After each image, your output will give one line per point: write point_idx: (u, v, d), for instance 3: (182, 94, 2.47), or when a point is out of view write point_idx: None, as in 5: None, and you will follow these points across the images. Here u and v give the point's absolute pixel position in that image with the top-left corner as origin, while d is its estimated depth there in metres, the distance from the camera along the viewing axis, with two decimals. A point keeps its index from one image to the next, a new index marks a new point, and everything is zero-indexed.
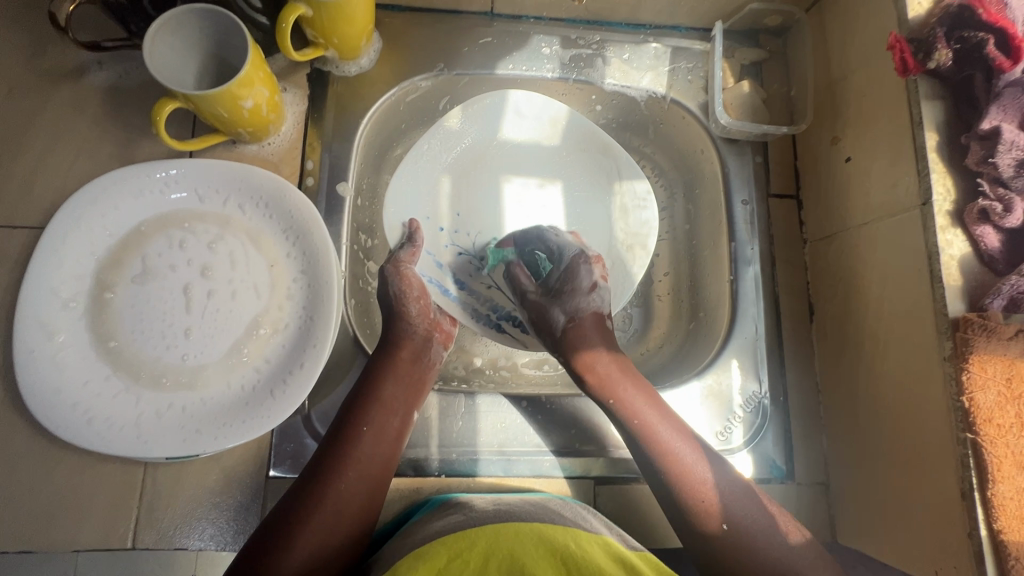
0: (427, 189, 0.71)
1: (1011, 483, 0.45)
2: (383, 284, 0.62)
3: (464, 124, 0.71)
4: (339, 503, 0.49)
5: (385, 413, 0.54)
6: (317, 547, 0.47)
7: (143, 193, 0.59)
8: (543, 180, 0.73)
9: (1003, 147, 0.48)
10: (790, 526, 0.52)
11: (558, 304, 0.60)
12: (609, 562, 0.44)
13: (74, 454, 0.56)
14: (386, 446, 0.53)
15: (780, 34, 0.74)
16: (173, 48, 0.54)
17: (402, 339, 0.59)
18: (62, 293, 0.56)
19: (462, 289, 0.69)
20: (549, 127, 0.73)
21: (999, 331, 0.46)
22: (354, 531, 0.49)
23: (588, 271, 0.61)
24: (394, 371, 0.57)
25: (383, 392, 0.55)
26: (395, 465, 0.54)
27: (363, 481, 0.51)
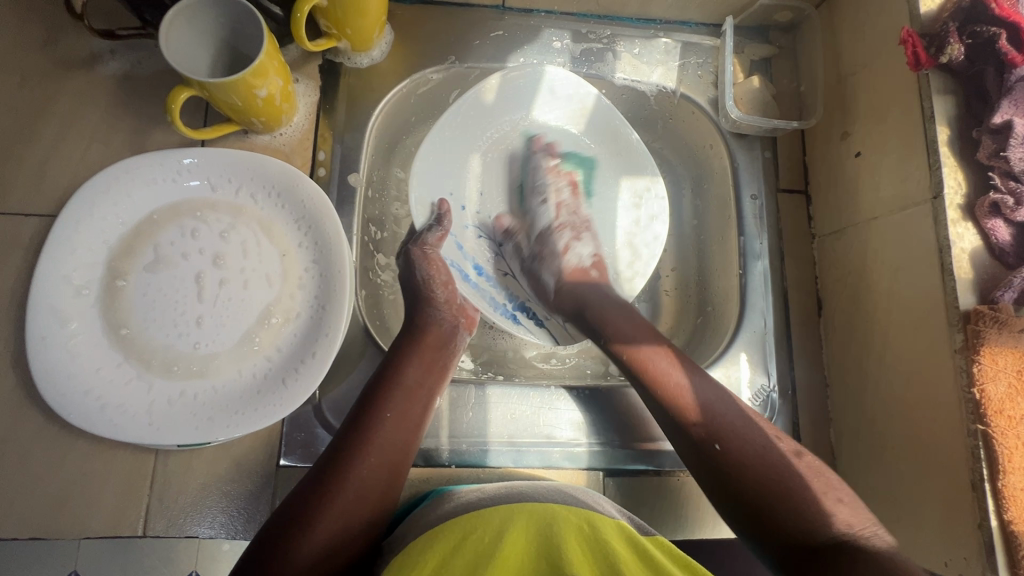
0: (454, 170, 0.70)
1: (1021, 474, 0.45)
2: (411, 269, 0.62)
3: (499, 97, 0.70)
4: (361, 485, 0.49)
5: (408, 399, 0.54)
6: (338, 529, 0.47)
7: (156, 181, 0.59)
8: (568, 167, 0.73)
9: (1014, 141, 0.49)
10: (837, 507, 0.45)
11: (545, 268, 0.66)
12: (623, 544, 0.44)
13: (85, 441, 0.56)
14: (408, 431, 0.53)
15: (789, 30, 0.74)
16: (188, 36, 0.54)
17: (426, 326, 0.59)
18: (74, 280, 0.56)
19: (480, 276, 0.69)
20: (579, 113, 0.73)
21: (1010, 324, 0.46)
22: (373, 515, 0.49)
23: (554, 236, 0.67)
24: (418, 355, 0.57)
25: (405, 377, 0.55)
26: (414, 450, 0.54)
27: (384, 466, 0.51)
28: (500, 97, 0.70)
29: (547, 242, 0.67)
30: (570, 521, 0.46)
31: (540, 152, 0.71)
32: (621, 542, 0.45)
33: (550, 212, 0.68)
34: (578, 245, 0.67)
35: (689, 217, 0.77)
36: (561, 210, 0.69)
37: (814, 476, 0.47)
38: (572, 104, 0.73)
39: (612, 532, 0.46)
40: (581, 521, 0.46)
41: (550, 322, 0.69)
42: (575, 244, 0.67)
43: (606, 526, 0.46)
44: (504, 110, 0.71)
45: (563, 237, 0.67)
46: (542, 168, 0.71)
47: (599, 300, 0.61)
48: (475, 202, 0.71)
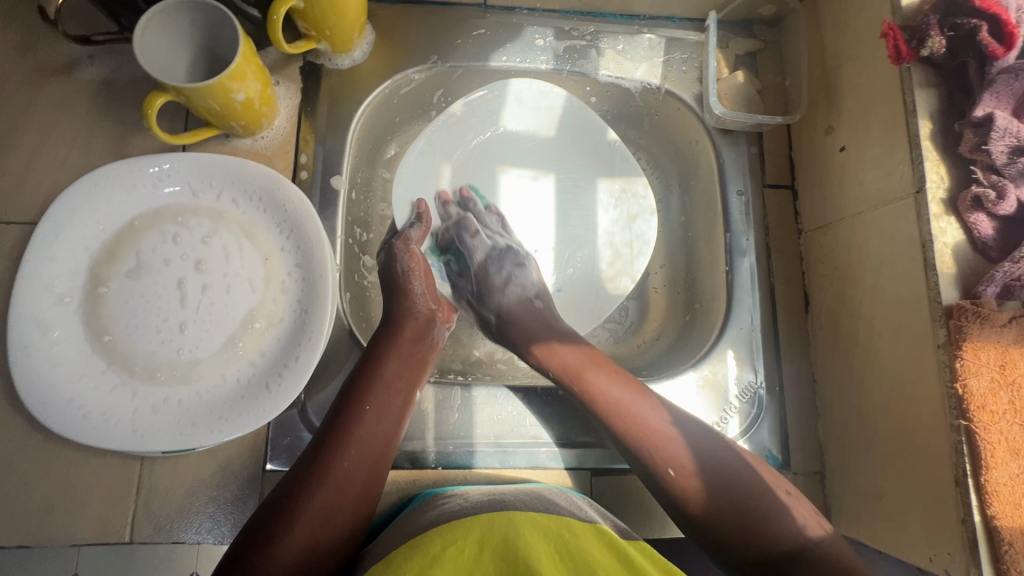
0: (433, 177, 0.72)
1: (1004, 468, 0.45)
2: (391, 262, 0.62)
3: (472, 107, 0.72)
4: (342, 478, 0.50)
5: (387, 392, 0.55)
6: (317, 526, 0.47)
7: (136, 188, 0.58)
8: (539, 173, 0.75)
9: (996, 134, 0.48)
10: (810, 519, 0.52)
11: (491, 295, 0.67)
12: (602, 550, 0.45)
13: (70, 449, 0.56)
14: (387, 425, 0.54)
15: (774, 23, 0.74)
16: (163, 40, 0.54)
17: (405, 320, 0.60)
18: (57, 288, 0.56)
19: (464, 281, 0.71)
20: (547, 119, 0.74)
21: (992, 318, 0.46)
22: (356, 508, 0.50)
23: (497, 267, 0.68)
24: (398, 349, 0.58)
25: (384, 371, 0.56)
26: (396, 445, 0.54)
27: (365, 460, 0.51)
28: (484, 114, 0.73)
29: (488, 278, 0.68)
30: (550, 529, 0.46)
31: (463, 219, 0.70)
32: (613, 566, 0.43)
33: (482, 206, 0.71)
34: (519, 276, 0.68)
35: (676, 214, 0.77)
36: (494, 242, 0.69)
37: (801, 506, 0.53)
38: (541, 112, 0.73)
39: (603, 556, 0.44)
40: (566, 536, 0.46)
41: None
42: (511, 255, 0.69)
43: (596, 549, 0.45)
44: (479, 123, 0.73)
45: (503, 270, 0.68)
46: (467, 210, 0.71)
47: (546, 331, 0.64)
48: (458, 210, 0.73)
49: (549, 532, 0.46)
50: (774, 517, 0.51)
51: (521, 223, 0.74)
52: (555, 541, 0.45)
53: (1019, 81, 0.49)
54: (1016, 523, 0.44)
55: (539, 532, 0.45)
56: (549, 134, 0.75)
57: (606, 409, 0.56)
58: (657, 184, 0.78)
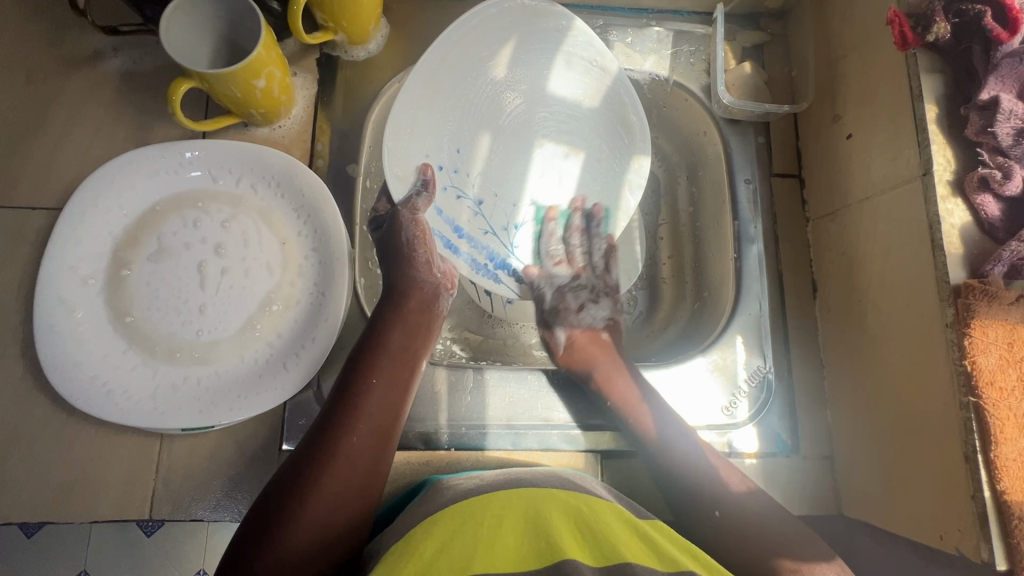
0: (441, 128, 0.66)
1: (1013, 444, 0.45)
2: (396, 230, 0.61)
3: (509, 54, 0.68)
4: (356, 449, 0.50)
5: (395, 364, 0.56)
6: (336, 496, 0.48)
7: (159, 173, 0.60)
8: (570, 150, 0.70)
9: (1002, 116, 0.49)
10: (732, 476, 0.57)
11: (558, 322, 0.68)
12: (623, 529, 0.45)
13: (91, 427, 0.57)
14: (396, 395, 0.55)
15: (781, 16, 0.75)
16: (187, 30, 0.56)
17: (409, 291, 0.61)
18: (80, 271, 0.57)
19: (464, 241, 0.66)
20: (589, 88, 0.69)
21: (999, 296, 0.47)
22: (373, 477, 0.51)
23: (574, 296, 0.69)
24: (403, 321, 0.60)
25: (390, 343, 0.57)
26: (404, 414, 0.56)
27: (376, 430, 0.52)
28: (508, 56, 0.68)
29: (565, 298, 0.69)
30: (569, 506, 0.46)
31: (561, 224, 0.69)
32: (637, 547, 0.43)
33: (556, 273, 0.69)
34: (594, 307, 0.70)
35: (685, 204, 0.78)
36: (543, 311, 0.68)
37: (727, 469, 0.58)
38: (586, 77, 0.69)
39: (624, 534, 0.44)
40: (585, 511, 0.46)
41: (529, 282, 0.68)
42: (591, 306, 0.70)
43: (617, 526, 0.45)
44: (514, 71, 0.68)
45: (580, 298, 0.70)
46: (569, 227, 0.69)
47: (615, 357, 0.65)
48: (468, 170, 0.67)
49: (570, 510, 0.46)
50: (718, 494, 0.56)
51: (535, 185, 0.70)
52: (575, 519, 0.45)
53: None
54: None
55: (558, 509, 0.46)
56: (595, 105, 0.70)
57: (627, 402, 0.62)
58: (666, 175, 0.80)
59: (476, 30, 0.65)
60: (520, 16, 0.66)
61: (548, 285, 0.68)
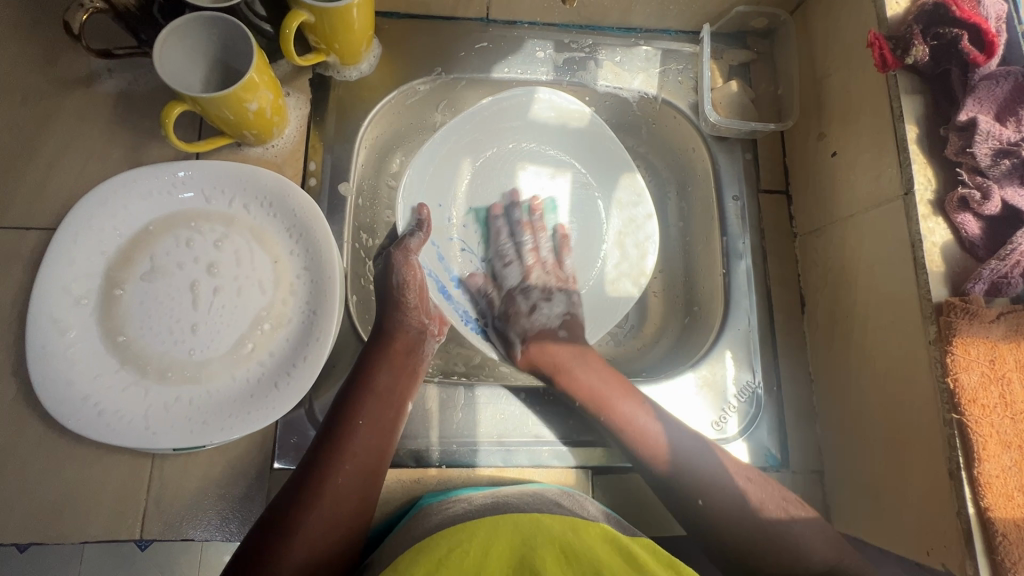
0: (449, 180, 0.74)
1: (996, 461, 0.46)
2: (389, 273, 0.63)
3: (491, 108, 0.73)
4: (337, 493, 0.51)
5: (380, 405, 0.56)
6: (316, 541, 0.49)
7: (152, 194, 0.61)
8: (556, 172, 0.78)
9: (979, 137, 0.50)
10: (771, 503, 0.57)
11: (511, 327, 0.69)
12: (605, 548, 0.46)
13: (83, 446, 0.57)
14: (381, 437, 0.55)
15: (766, 35, 0.77)
16: (180, 53, 0.57)
17: (396, 332, 0.61)
18: (74, 290, 0.57)
19: (458, 290, 0.72)
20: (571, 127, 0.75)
21: (980, 314, 0.47)
22: (356, 517, 0.52)
23: (523, 297, 0.71)
24: (389, 361, 0.59)
25: (376, 383, 0.57)
26: (390, 454, 0.56)
27: (361, 472, 0.53)
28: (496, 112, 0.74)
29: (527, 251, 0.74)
30: (551, 529, 0.47)
31: (506, 218, 0.75)
32: (619, 565, 0.43)
33: (517, 272, 0.73)
34: (546, 306, 0.71)
35: (676, 219, 0.78)
36: (527, 271, 0.72)
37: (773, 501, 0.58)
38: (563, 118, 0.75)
39: (608, 555, 0.45)
40: (568, 535, 0.46)
41: None
42: (542, 305, 0.70)
43: (600, 548, 0.46)
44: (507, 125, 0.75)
45: (529, 298, 0.71)
46: (515, 221, 0.75)
47: (568, 361, 0.64)
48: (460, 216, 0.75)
49: (551, 534, 0.46)
50: (788, 549, 0.56)
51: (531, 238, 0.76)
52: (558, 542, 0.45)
53: (999, 86, 0.51)
54: (1009, 514, 0.45)
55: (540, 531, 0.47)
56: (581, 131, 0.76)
57: (602, 402, 0.61)
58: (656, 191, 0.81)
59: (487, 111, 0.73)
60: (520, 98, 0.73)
61: (496, 287, 0.72)
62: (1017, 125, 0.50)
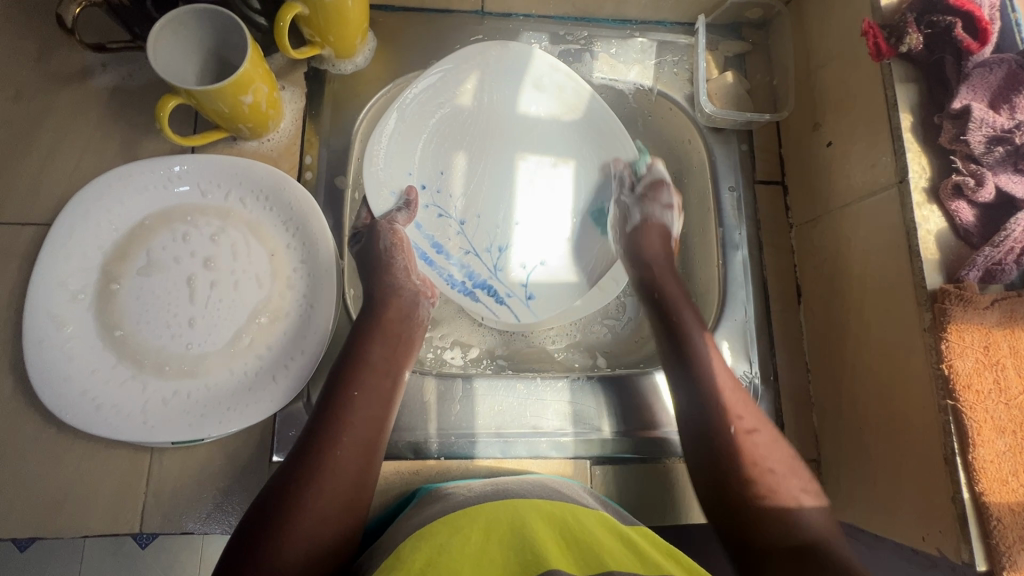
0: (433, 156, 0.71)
1: (989, 446, 0.46)
2: (374, 239, 0.63)
3: (476, 83, 0.72)
4: (338, 465, 0.50)
5: (376, 377, 0.56)
6: (319, 514, 0.48)
7: (148, 188, 0.61)
8: (558, 160, 0.73)
9: (973, 124, 0.50)
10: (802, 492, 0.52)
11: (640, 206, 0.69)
12: (609, 536, 0.46)
13: (81, 440, 0.57)
14: (378, 408, 0.54)
15: (762, 26, 0.77)
16: (175, 48, 0.57)
17: (388, 300, 0.61)
18: (70, 286, 0.57)
19: (440, 255, 0.70)
20: (570, 105, 0.73)
21: (975, 301, 0.48)
22: (358, 490, 0.50)
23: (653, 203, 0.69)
24: (382, 334, 0.59)
25: (371, 356, 0.57)
26: (388, 427, 0.55)
27: (360, 443, 0.52)
28: (478, 87, 0.72)
29: (660, 193, 0.69)
30: (552, 515, 0.47)
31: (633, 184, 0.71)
32: (623, 554, 0.43)
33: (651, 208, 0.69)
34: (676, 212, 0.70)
35: None
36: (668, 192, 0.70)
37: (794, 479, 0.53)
38: (562, 95, 0.73)
39: (611, 542, 0.45)
40: (570, 522, 0.46)
41: (510, 299, 0.70)
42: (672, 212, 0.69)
43: (603, 535, 0.46)
44: (496, 96, 0.72)
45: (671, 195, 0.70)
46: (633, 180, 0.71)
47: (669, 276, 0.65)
48: (453, 187, 0.71)
49: (554, 521, 0.46)
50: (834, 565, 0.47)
51: (527, 216, 0.72)
52: (557, 527, 0.45)
53: (993, 73, 0.52)
54: (1002, 498, 0.45)
55: (540, 517, 0.47)
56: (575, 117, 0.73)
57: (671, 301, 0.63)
58: None
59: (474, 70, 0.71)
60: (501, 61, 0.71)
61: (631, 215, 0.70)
62: (1011, 112, 0.50)
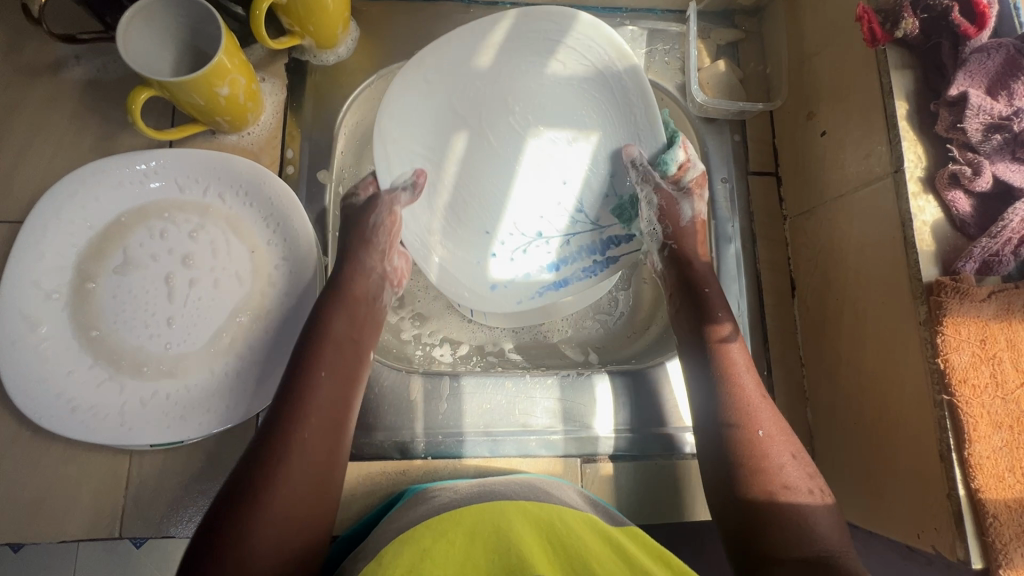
0: (439, 143, 0.64)
1: (986, 441, 0.45)
2: (368, 211, 0.60)
3: (496, 52, 0.64)
4: (303, 453, 0.48)
5: (340, 354, 0.54)
6: (286, 506, 0.45)
7: (123, 184, 0.59)
8: (574, 138, 0.65)
9: (970, 112, 0.49)
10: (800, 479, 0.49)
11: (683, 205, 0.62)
12: (597, 541, 0.44)
13: (59, 443, 0.56)
14: (342, 391, 0.52)
15: (755, 13, 0.75)
16: (146, 39, 0.55)
17: (354, 277, 0.58)
18: (44, 285, 0.56)
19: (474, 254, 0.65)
20: (596, 71, 0.64)
21: (971, 293, 0.46)
22: (324, 481, 0.48)
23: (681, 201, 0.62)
24: (348, 312, 0.56)
25: (333, 331, 0.55)
26: (351, 409, 0.53)
27: (324, 427, 0.50)
28: (500, 57, 0.64)
29: (676, 210, 0.62)
30: (539, 518, 0.46)
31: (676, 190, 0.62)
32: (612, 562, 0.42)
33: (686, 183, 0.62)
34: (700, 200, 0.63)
35: None
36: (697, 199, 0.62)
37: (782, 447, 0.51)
38: (587, 65, 0.64)
39: (598, 546, 0.44)
40: (558, 526, 0.45)
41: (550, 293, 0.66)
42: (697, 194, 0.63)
43: (589, 538, 0.44)
44: (511, 67, 0.64)
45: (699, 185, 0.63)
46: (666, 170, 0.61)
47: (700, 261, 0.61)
48: (455, 176, 0.65)
49: (541, 524, 0.45)
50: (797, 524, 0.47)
51: (531, 206, 0.66)
52: (544, 532, 0.44)
53: (990, 60, 0.50)
54: (999, 495, 0.44)
55: (530, 523, 0.45)
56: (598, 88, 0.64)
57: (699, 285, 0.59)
58: None
59: (493, 28, 0.63)
60: (526, 23, 0.63)
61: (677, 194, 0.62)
62: (1009, 99, 0.49)
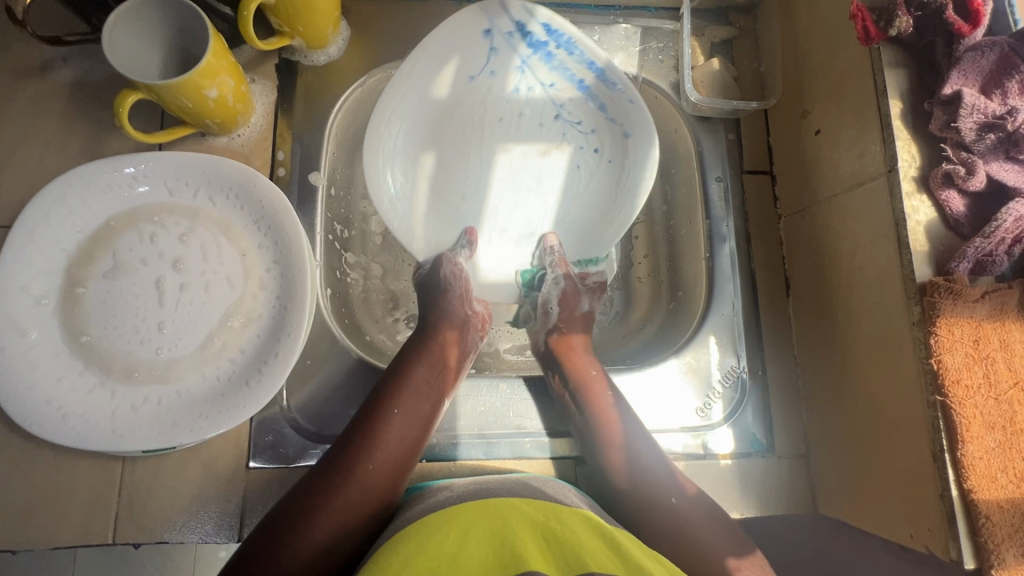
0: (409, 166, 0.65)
1: (979, 442, 0.45)
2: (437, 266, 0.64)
3: (454, 75, 0.65)
4: (367, 479, 0.50)
5: (417, 396, 0.56)
6: (336, 529, 0.48)
7: (112, 187, 0.58)
8: (546, 148, 0.69)
9: (964, 111, 0.49)
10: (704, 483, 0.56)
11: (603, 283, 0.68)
12: (590, 535, 0.44)
13: (51, 450, 0.56)
14: (415, 428, 0.55)
15: (749, 10, 0.74)
16: (133, 40, 0.54)
17: (439, 323, 0.62)
18: (33, 290, 0.55)
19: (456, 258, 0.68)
20: (561, 81, 0.66)
21: (965, 294, 0.46)
22: (380, 514, 0.50)
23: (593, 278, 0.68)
24: (429, 355, 0.59)
25: (415, 373, 0.57)
26: (420, 449, 0.55)
27: (392, 463, 0.52)
28: (455, 79, 0.65)
29: (600, 275, 0.68)
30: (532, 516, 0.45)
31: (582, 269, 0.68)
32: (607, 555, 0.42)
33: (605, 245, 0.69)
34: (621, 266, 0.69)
35: (659, 203, 0.76)
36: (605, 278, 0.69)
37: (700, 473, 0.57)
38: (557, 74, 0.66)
39: (592, 540, 0.43)
40: (552, 523, 0.45)
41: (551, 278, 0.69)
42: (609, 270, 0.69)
43: (583, 533, 0.44)
44: (472, 82, 0.66)
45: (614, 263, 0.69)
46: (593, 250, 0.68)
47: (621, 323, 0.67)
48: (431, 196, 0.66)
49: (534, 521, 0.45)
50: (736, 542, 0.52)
51: (508, 212, 0.69)
52: (542, 530, 0.44)
53: (986, 57, 0.50)
54: (992, 496, 0.44)
55: (526, 520, 0.45)
56: (574, 96, 0.67)
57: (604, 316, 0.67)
58: None
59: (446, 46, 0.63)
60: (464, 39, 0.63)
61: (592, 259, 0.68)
62: (1003, 98, 0.49)
